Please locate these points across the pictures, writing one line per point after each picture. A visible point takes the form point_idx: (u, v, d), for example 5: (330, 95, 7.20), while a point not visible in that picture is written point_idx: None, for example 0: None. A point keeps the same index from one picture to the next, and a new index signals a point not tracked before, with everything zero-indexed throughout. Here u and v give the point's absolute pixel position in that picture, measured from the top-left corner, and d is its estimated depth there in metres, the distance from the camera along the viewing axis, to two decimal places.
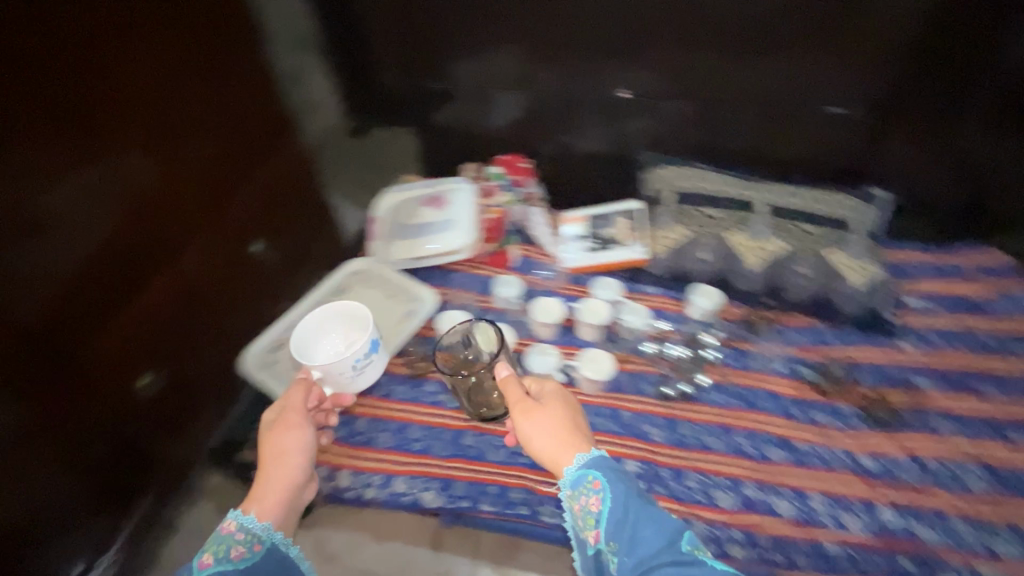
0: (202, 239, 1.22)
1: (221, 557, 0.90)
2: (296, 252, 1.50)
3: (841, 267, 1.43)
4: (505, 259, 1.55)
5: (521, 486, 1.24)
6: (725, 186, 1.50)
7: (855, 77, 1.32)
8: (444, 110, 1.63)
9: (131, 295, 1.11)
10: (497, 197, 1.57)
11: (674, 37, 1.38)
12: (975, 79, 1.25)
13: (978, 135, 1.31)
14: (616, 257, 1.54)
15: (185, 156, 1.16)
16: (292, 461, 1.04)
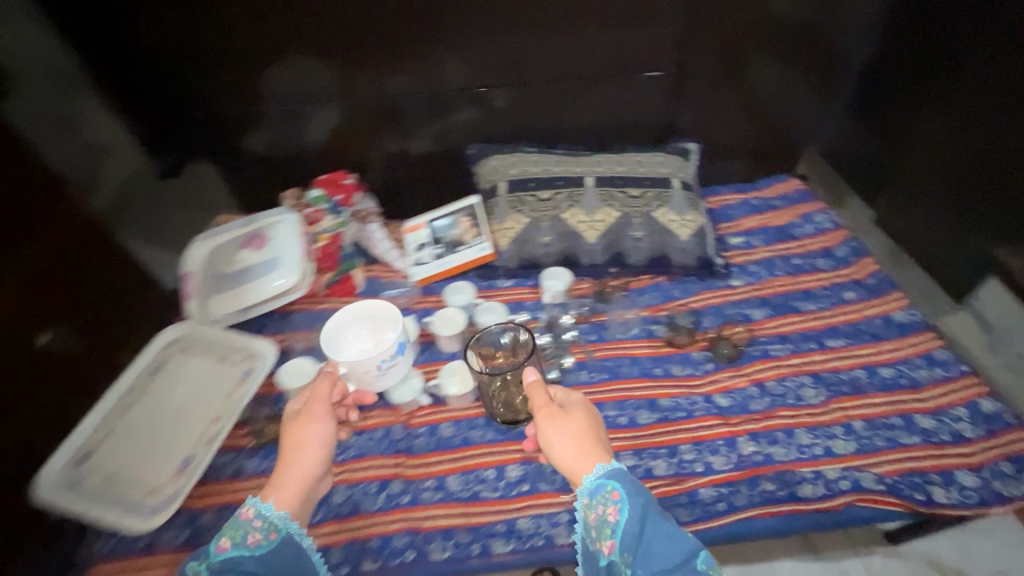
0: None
1: (242, 539, 0.80)
2: (102, 332, 1.23)
3: (670, 224, 1.35)
4: (352, 287, 1.38)
5: (404, 529, 1.00)
6: (544, 165, 1.44)
7: (651, 47, 1.43)
8: (253, 136, 1.48)
9: None
10: (325, 221, 1.36)
11: (471, 23, 1.35)
12: (741, 47, 1.47)
13: (746, 92, 1.55)
14: (463, 259, 1.39)
15: None
16: (308, 459, 0.87)
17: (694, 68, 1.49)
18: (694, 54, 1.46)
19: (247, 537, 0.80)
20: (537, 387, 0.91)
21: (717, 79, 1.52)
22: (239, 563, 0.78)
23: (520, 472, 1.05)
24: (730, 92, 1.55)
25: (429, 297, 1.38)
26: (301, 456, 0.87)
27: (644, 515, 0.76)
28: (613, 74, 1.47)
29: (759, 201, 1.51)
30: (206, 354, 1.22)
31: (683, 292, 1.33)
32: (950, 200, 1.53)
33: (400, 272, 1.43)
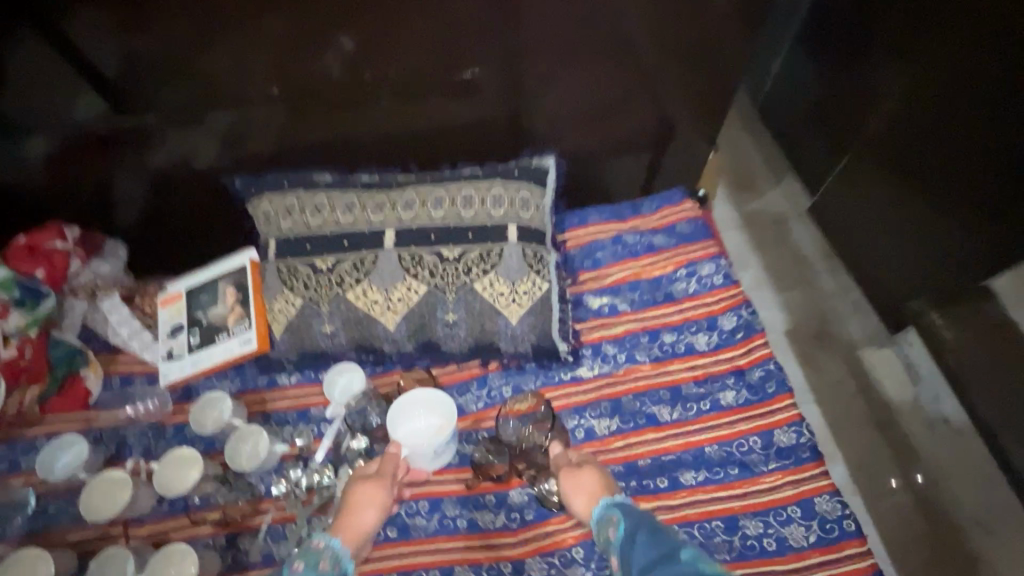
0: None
1: (310, 565, 0.70)
2: None
3: (495, 300, 0.98)
4: (82, 394, 1.02)
5: None
6: (329, 211, 1.03)
7: (459, 40, 0.96)
8: None
9: None
10: (12, 318, 0.97)
11: (165, 23, 0.88)
12: (600, 34, 0.99)
13: (621, 88, 1.09)
14: (223, 353, 1.02)
15: None
16: (370, 507, 0.81)
17: (550, 44, 0.99)
18: (530, 39, 0.98)
19: (313, 566, 0.70)
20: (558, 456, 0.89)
21: (592, 59, 1.02)
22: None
23: None
24: (612, 79, 1.07)
25: (184, 405, 1.03)
26: (354, 512, 0.80)
27: (630, 532, 0.72)
28: (425, 66, 0.99)
29: (634, 238, 1.14)
30: None
31: (515, 390, 1.01)
32: (873, 217, 1.34)
33: (150, 364, 1.07)
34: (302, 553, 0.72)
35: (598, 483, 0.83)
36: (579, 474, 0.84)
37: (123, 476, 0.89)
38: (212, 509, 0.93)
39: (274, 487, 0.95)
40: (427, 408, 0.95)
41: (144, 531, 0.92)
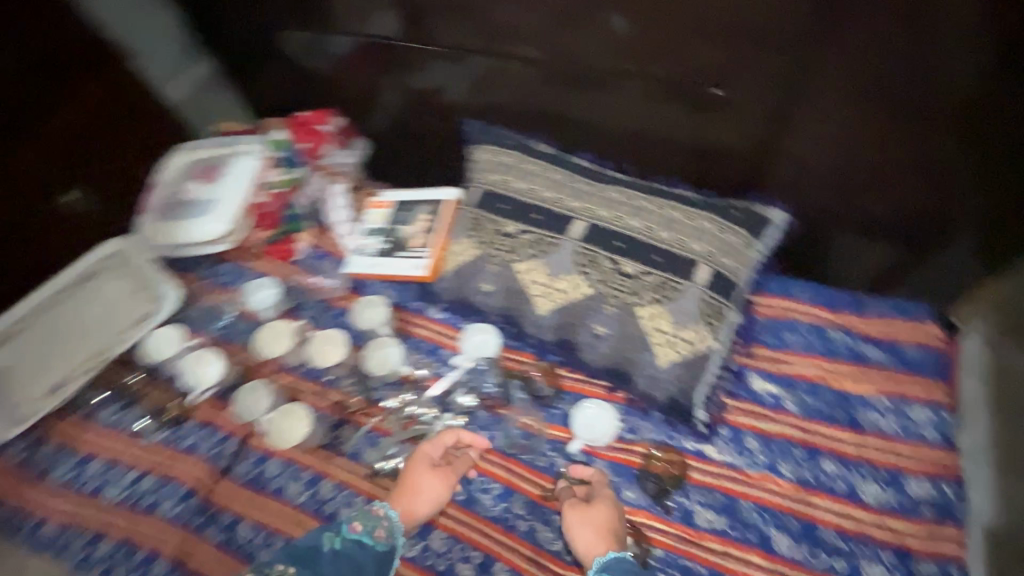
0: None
1: (365, 530, 0.79)
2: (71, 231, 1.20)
3: (652, 334, 0.91)
4: (289, 253, 1.22)
5: (170, 555, 0.93)
6: (534, 181, 1.04)
7: (734, 64, 0.90)
8: (261, 63, 1.31)
9: None
10: (275, 173, 1.22)
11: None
12: (902, 107, 0.84)
13: (901, 174, 0.91)
14: (398, 268, 1.13)
15: None
16: (426, 488, 0.88)
17: (816, 73, 0.86)
18: (813, 89, 0.87)
19: (366, 533, 0.79)
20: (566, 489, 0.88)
21: (865, 110, 0.86)
22: (356, 552, 0.76)
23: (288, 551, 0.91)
24: (882, 141, 0.88)
25: (352, 295, 1.17)
26: (406, 492, 0.86)
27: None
28: (670, 56, 0.93)
29: (839, 338, 0.96)
30: (129, 279, 1.20)
31: (628, 431, 0.94)
32: None
33: (342, 249, 1.22)
34: (358, 517, 0.80)
35: (605, 521, 0.82)
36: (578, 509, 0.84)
37: (291, 328, 1.09)
38: (337, 390, 1.05)
39: (385, 399, 1.04)
40: (603, 417, 0.94)
41: (284, 381, 1.07)
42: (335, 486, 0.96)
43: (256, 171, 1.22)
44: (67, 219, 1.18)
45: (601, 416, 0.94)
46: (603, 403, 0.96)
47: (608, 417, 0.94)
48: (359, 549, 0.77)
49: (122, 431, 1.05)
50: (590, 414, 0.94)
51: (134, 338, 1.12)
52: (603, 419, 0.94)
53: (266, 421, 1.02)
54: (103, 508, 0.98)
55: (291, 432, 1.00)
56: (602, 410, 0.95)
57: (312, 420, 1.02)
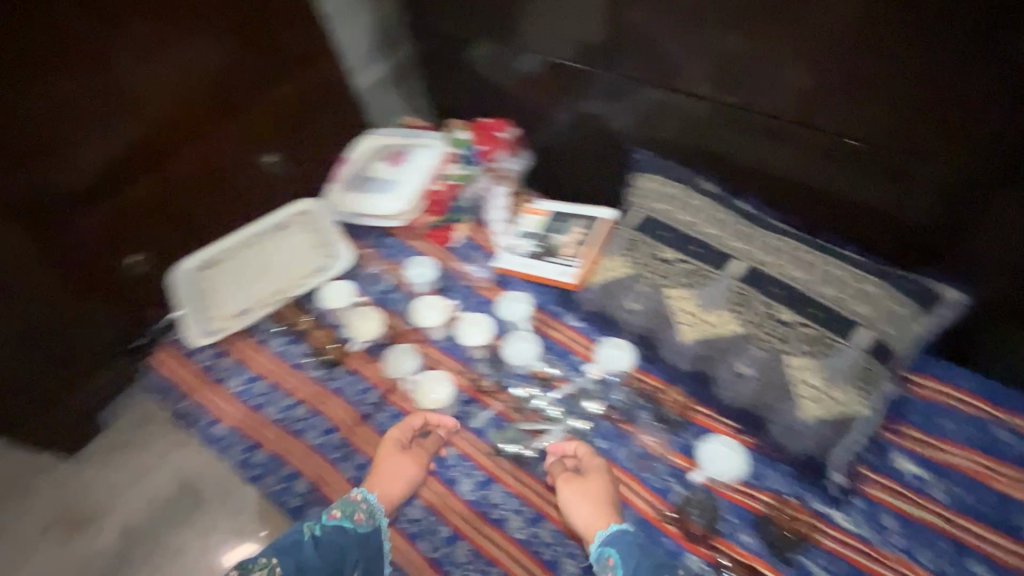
0: (238, 150, 1.26)
1: (343, 516, 0.94)
2: (276, 191, 1.38)
3: (798, 385, 0.92)
4: (446, 239, 1.34)
5: (309, 479, 1.06)
6: (698, 215, 1.08)
7: (945, 142, 0.88)
8: (458, 67, 1.43)
9: (87, 209, 1.08)
10: (454, 168, 1.36)
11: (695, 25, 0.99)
12: None
13: None
14: (547, 271, 1.21)
15: (157, 83, 1.09)
16: (399, 469, 1.01)
17: None
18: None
19: (348, 517, 0.94)
20: (555, 463, 0.99)
21: None
22: (342, 535, 0.92)
23: (411, 503, 1.01)
24: None
25: (496, 288, 1.26)
26: (382, 478, 0.99)
27: (623, 559, 0.86)
28: (875, 118, 0.92)
29: (1006, 439, 0.90)
30: (312, 234, 1.37)
31: (753, 476, 0.94)
32: None
33: (492, 245, 1.32)
34: (337, 506, 0.95)
35: (598, 490, 0.94)
36: (568, 483, 0.95)
37: (445, 304, 1.20)
38: (470, 372, 1.13)
39: (513, 387, 1.10)
40: (733, 457, 0.95)
41: (425, 351, 1.18)
42: (459, 457, 1.04)
43: (437, 161, 1.37)
44: (276, 181, 1.37)
45: (730, 455, 0.95)
46: (732, 442, 0.96)
47: (737, 458, 0.95)
48: (342, 532, 0.92)
49: (286, 361, 1.20)
50: (718, 451, 0.95)
51: (311, 286, 1.29)
52: (732, 458, 0.95)
53: (409, 382, 1.12)
54: (263, 422, 1.13)
55: (429, 395, 1.10)
56: (731, 449, 0.95)
57: (453, 397, 1.10)
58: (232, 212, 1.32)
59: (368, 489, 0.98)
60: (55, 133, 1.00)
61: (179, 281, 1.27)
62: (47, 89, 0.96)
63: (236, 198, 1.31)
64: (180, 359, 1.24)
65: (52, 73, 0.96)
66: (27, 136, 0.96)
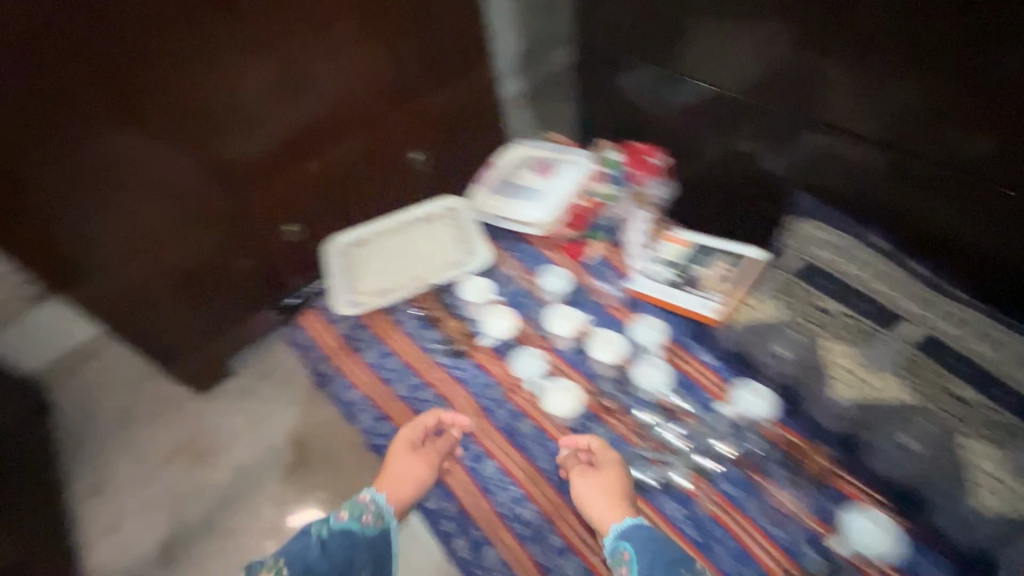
0: (395, 143, 1.37)
1: (351, 517, 0.98)
2: (418, 184, 1.48)
3: (969, 467, 0.91)
4: (579, 253, 1.36)
5: None
6: (866, 272, 1.05)
7: None
8: (606, 87, 1.47)
9: (265, 178, 1.21)
10: (602, 187, 1.39)
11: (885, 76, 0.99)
12: None
13: None
14: (685, 302, 1.19)
15: (341, 74, 1.21)
16: (408, 465, 1.06)
17: None
18: None
19: (355, 518, 0.98)
20: (568, 457, 1.04)
21: None
22: (350, 536, 0.96)
23: (526, 506, 1.05)
24: None
25: (625, 310, 1.25)
26: (389, 480, 1.03)
27: (636, 553, 0.88)
28: None
29: None
30: (455, 231, 1.44)
31: (901, 557, 0.92)
32: None
33: (626, 268, 1.32)
34: (345, 508, 0.99)
35: (612, 483, 0.98)
36: (580, 475, 1.00)
37: (579, 317, 1.21)
38: (594, 388, 1.13)
39: (639, 412, 1.09)
40: (883, 534, 0.92)
41: (550, 358, 1.18)
42: None
43: (584, 178, 1.41)
44: (419, 175, 1.46)
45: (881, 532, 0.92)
46: (882, 517, 0.94)
47: (886, 536, 0.92)
48: (349, 532, 0.96)
49: (418, 343, 1.26)
50: (868, 525, 0.93)
51: (446, 279, 1.33)
52: (881, 535, 0.92)
53: (535, 386, 1.14)
54: (391, 396, 1.21)
55: (555, 403, 1.11)
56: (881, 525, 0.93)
57: (577, 411, 1.11)
58: (377, 198, 1.42)
59: (376, 488, 1.01)
60: (256, 108, 1.12)
61: (335, 253, 1.41)
62: (258, 68, 1.08)
63: (384, 186, 1.41)
64: (321, 323, 1.34)
65: (265, 55, 1.08)
66: (236, 107, 1.09)
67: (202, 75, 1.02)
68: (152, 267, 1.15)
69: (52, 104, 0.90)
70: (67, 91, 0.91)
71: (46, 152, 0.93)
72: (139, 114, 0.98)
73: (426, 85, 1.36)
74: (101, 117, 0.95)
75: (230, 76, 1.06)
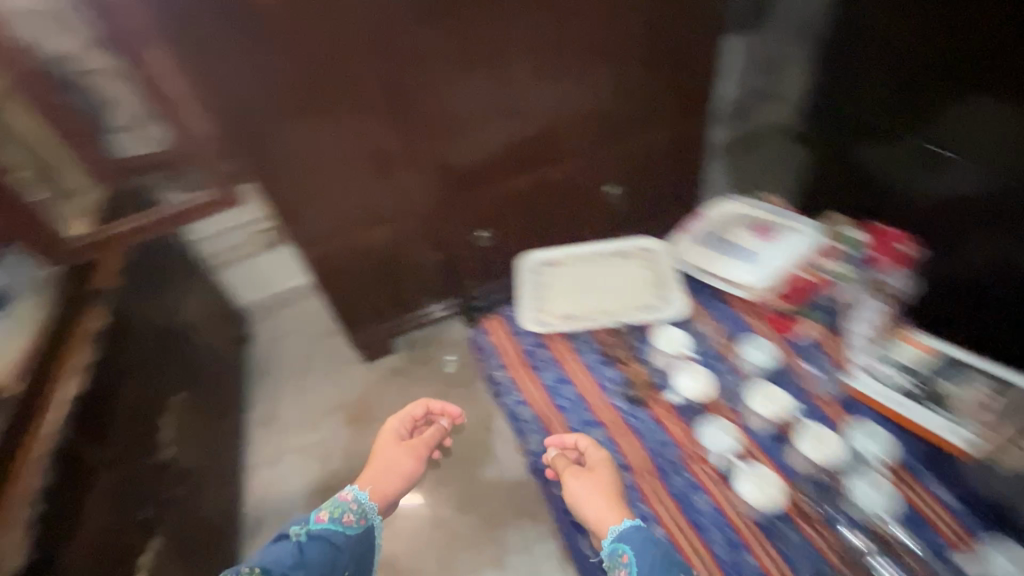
0: (594, 172, 1.51)
1: (337, 518, 1.06)
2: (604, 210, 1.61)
3: None
4: (789, 328, 1.23)
5: None
6: None
7: None
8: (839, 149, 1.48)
9: (476, 180, 1.41)
10: (835, 264, 1.26)
11: None
12: None
13: None
14: (927, 420, 1.04)
15: (562, 101, 1.32)
16: (398, 456, 1.20)
17: None
18: None
19: (341, 518, 1.06)
20: (558, 458, 1.10)
21: None
22: (335, 539, 1.03)
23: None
24: None
25: (838, 406, 1.11)
26: (374, 477, 1.15)
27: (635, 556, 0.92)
28: None
29: None
30: (651, 273, 1.40)
31: None
32: None
33: (843, 360, 1.16)
34: (326, 510, 1.07)
35: (607, 479, 1.04)
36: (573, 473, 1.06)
37: (787, 403, 1.12)
38: (794, 487, 1.03)
39: (846, 533, 0.98)
40: None
41: (743, 438, 1.10)
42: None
43: (812, 250, 1.30)
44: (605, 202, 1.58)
45: None
46: None
47: None
48: (336, 535, 1.04)
49: (596, 379, 1.22)
50: None
51: (636, 320, 1.30)
52: None
53: (725, 464, 1.07)
54: (561, 424, 1.18)
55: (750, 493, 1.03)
56: None
57: (769, 508, 1.01)
58: (568, 217, 1.59)
59: (359, 487, 1.12)
60: (483, 120, 1.29)
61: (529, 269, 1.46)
62: (493, 87, 1.24)
63: (575, 206, 1.57)
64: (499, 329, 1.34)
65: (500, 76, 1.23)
66: (466, 116, 1.27)
67: (448, 92, 1.22)
68: (372, 236, 1.42)
69: (334, 95, 1.14)
70: (346, 84, 1.13)
71: (323, 132, 1.19)
72: (387, 105, 1.19)
73: (639, 124, 1.45)
74: (366, 112, 1.19)
75: (465, 88, 1.22)
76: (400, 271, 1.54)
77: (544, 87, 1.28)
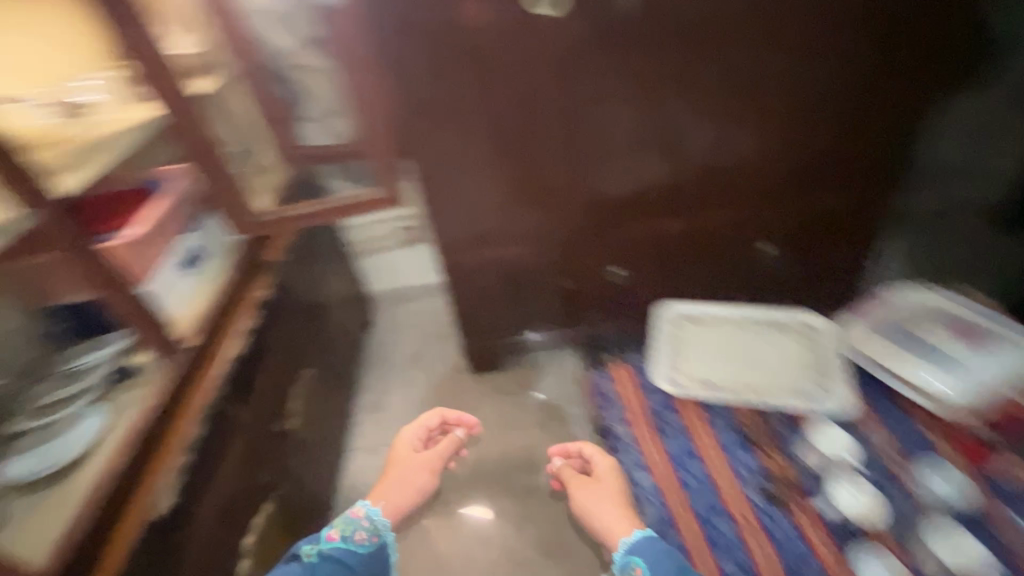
0: (744, 226, 1.36)
1: (349, 536, 1.08)
2: (748, 270, 1.45)
3: None
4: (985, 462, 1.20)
5: None
6: None
7: None
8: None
9: (607, 210, 1.33)
10: None
11: None
12: None
13: None
14: None
15: (721, 141, 1.21)
16: (413, 470, 1.27)
17: None
18: None
19: (353, 535, 1.08)
20: (564, 467, 1.24)
21: None
22: (349, 559, 1.05)
23: None
24: None
25: None
26: (385, 493, 1.20)
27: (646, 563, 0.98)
28: None
29: None
30: (805, 353, 1.40)
31: None
32: None
33: None
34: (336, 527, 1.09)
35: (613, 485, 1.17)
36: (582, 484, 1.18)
37: (978, 552, 1.07)
38: None
39: None
40: None
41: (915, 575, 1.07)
42: None
43: None
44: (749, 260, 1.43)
45: None
46: None
47: None
48: (350, 555, 1.05)
49: (731, 465, 1.26)
50: None
51: (786, 403, 1.33)
52: None
53: None
54: (684, 504, 1.21)
55: None
56: None
57: None
58: (703, 268, 1.45)
59: (370, 504, 1.15)
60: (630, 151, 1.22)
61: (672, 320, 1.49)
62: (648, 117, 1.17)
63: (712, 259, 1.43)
64: (633, 391, 1.45)
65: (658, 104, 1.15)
66: (612, 144, 1.21)
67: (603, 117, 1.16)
68: (505, 252, 1.41)
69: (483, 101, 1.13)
70: (496, 92, 1.12)
71: (463, 137, 1.18)
72: (532, 119, 1.16)
73: (807, 180, 1.29)
74: (508, 121, 1.16)
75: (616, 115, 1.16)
76: (526, 293, 1.52)
77: (718, 128, 1.19)
